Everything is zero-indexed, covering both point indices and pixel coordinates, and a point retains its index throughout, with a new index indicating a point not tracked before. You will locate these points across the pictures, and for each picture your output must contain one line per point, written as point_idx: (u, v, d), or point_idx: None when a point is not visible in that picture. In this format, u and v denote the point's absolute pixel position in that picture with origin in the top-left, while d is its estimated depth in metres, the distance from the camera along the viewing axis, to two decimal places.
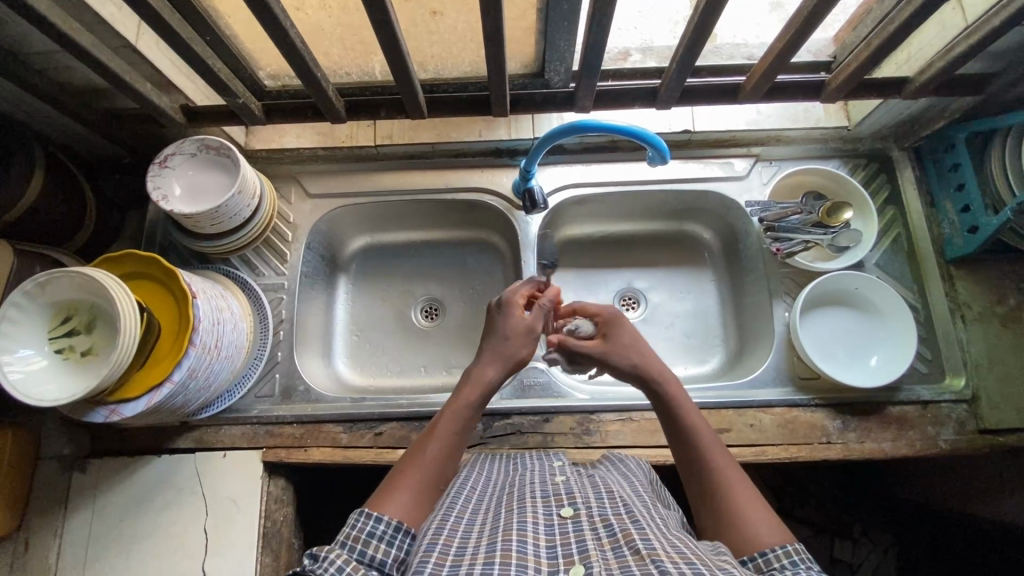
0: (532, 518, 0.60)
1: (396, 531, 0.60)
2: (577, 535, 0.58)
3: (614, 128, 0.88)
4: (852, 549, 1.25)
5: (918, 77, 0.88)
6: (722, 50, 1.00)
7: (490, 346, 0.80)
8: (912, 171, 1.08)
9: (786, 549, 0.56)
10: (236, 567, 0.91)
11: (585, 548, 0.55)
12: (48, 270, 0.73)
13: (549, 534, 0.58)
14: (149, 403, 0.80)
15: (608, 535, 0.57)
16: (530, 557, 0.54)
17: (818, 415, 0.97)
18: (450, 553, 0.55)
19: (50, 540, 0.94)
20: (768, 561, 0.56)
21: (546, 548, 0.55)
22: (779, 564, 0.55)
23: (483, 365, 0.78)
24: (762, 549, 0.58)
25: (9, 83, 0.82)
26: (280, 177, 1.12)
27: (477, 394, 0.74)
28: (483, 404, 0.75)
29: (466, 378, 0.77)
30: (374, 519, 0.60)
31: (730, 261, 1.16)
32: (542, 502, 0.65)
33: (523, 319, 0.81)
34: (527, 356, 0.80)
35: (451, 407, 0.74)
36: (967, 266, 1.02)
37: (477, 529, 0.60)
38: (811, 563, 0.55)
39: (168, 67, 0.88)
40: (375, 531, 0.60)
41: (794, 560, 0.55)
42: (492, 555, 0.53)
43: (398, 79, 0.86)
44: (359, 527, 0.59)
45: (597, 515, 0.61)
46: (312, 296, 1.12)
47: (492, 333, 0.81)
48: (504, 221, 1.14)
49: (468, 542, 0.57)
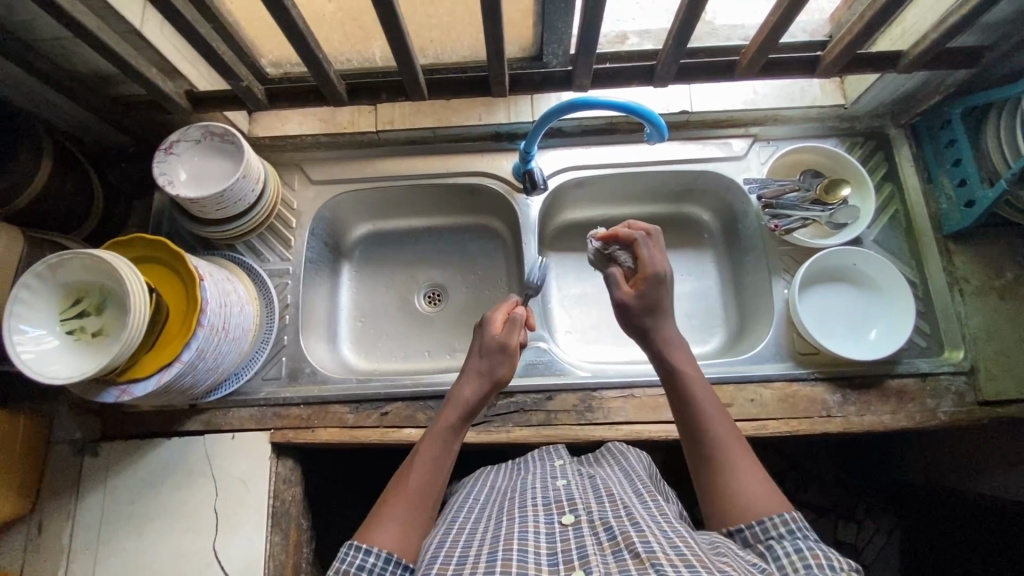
0: (534, 527, 0.63)
1: (387, 563, 0.63)
2: (578, 541, 0.60)
3: (613, 106, 0.89)
4: (855, 531, 1.28)
5: (912, 50, 0.89)
6: (719, 32, 1.01)
7: (469, 369, 0.84)
8: (909, 148, 1.09)
9: (783, 517, 0.62)
10: (246, 547, 0.93)
11: (586, 554, 0.57)
12: (57, 252, 0.75)
13: (550, 541, 0.61)
14: (160, 382, 0.82)
15: (608, 539, 0.59)
16: (531, 564, 0.56)
17: (818, 388, 0.98)
18: (454, 564, 0.58)
19: (62, 522, 0.95)
20: (766, 529, 0.62)
21: (548, 555, 0.58)
22: (776, 532, 0.61)
23: (461, 386, 0.82)
24: (758, 518, 0.64)
25: (18, 68, 0.83)
26: (283, 164, 1.14)
27: (457, 417, 0.77)
28: (464, 422, 0.78)
29: (446, 406, 0.80)
30: (364, 551, 0.62)
31: (729, 241, 1.17)
32: (543, 510, 0.67)
33: (496, 338, 0.85)
34: (506, 376, 0.84)
35: (431, 436, 0.76)
36: (964, 240, 1.03)
37: (478, 541, 0.63)
38: (807, 530, 0.61)
39: (173, 52, 0.90)
40: (364, 564, 0.62)
41: (791, 529, 0.61)
42: (493, 564, 0.56)
43: (398, 60, 0.87)
44: (349, 561, 0.62)
45: (598, 520, 0.63)
46: (316, 282, 1.14)
47: (473, 353, 0.86)
48: (505, 205, 1.15)
49: (471, 552, 0.60)
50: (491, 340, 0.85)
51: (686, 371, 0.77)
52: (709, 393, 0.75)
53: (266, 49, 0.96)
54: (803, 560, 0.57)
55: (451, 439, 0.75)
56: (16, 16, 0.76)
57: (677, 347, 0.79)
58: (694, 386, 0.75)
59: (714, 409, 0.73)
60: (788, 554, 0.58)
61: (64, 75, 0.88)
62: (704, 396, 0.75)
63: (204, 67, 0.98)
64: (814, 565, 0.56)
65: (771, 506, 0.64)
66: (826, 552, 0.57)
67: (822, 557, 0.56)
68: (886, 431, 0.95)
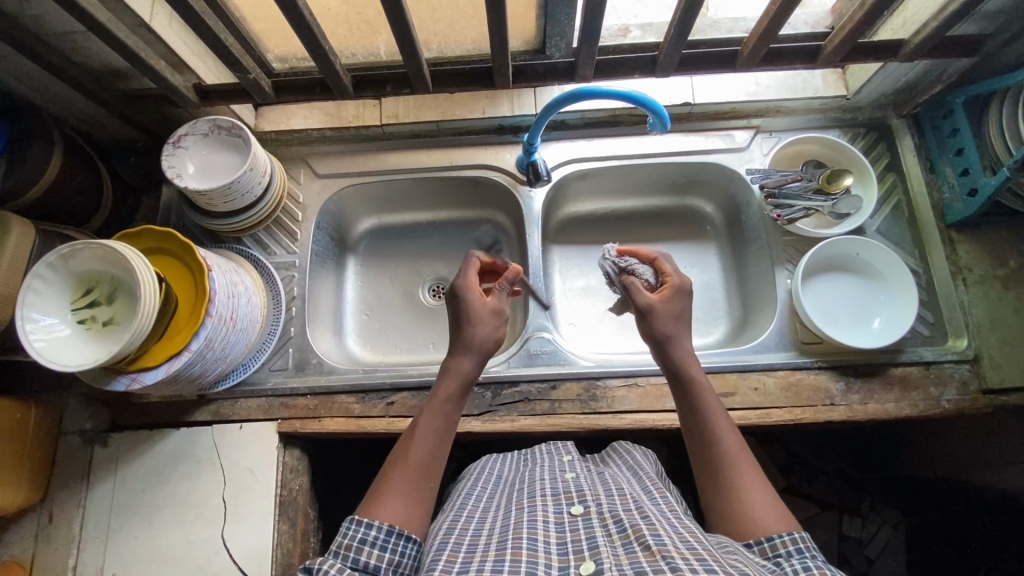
0: (544, 517, 0.64)
1: (389, 535, 0.63)
2: (588, 531, 0.60)
3: (616, 94, 0.90)
4: (860, 526, 1.27)
5: (913, 39, 0.90)
6: (720, 24, 1.02)
7: (462, 338, 0.81)
8: (911, 138, 1.09)
9: (791, 536, 0.62)
10: (254, 535, 0.94)
11: (596, 545, 0.58)
12: (70, 242, 0.76)
13: (560, 531, 0.61)
14: (169, 371, 0.82)
15: (619, 531, 0.60)
16: (540, 554, 0.57)
17: (822, 377, 0.98)
18: (463, 551, 0.60)
19: (73, 510, 0.96)
20: (774, 546, 0.62)
21: (558, 545, 0.59)
22: (784, 550, 0.61)
23: (457, 356, 0.80)
24: (769, 535, 0.63)
25: (29, 61, 0.85)
26: (289, 159, 1.15)
27: (453, 389, 0.77)
28: (464, 394, 0.78)
29: (442, 376, 0.78)
30: (366, 525, 0.63)
31: (732, 232, 1.18)
32: (552, 499, 0.68)
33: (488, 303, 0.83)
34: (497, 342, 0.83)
35: (431, 407, 0.76)
36: (968, 229, 1.03)
37: (487, 528, 0.64)
38: (815, 551, 0.60)
39: (181, 45, 0.91)
40: (367, 537, 0.62)
41: (800, 548, 0.61)
42: (503, 552, 0.57)
43: (404, 54, 0.89)
44: (350, 535, 0.62)
45: (608, 512, 0.64)
46: (322, 275, 1.15)
47: (459, 320, 0.83)
48: (509, 198, 1.16)
49: (481, 540, 0.61)
50: (486, 310, 0.83)
51: (694, 374, 0.78)
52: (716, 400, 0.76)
53: (272, 44, 0.97)
54: None
55: (453, 410, 0.75)
56: (30, 10, 0.78)
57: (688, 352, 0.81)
58: (704, 400, 0.76)
59: (722, 419, 0.74)
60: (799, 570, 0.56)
61: (75, 68, 0.90)
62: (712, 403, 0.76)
63: (211, 61, 1.00)
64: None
65: (780, 524, 0.65)
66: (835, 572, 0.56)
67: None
68: (890, 419, 0.95)
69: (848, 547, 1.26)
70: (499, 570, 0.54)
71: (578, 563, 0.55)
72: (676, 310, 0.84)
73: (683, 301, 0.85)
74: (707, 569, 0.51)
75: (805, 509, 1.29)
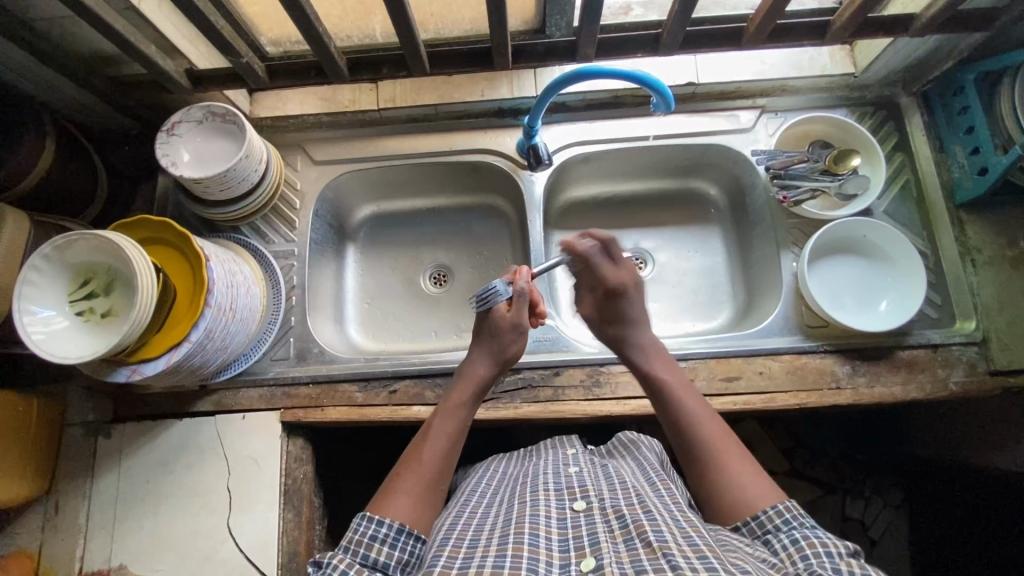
0: (545, 512, 0.63)
1: (400, 534, 0.63)
2: (589, 527, 0.60)
3: (618, 74, 0.87)
4: (863, 506, 1.28)
5: (925, 12, 0.87)
6: (725, 1, 1.00)
7: (480, 346, 0.85)
8: (921, 117, 1.07)
9: (777, 508, 0.62)
10: (260, 524, 0.94)
11: (597, 541, 0.57)
12: (66, 232, 0.75)
13: (562, 526, 0.61)
14: (169, 362, 0.81)
15: (620, 527, 0.59)
16: (542, 550, 0.57)
17: (828, 361, 0.97)
18: (464, 546, 0.59)
19: (79, 501, 0.97)
20: (762, 523, 0.62)
21: (559, 541, 0.58)
22: (772, 525, 0.61)
23: (473, 363, 0.84)
24: (754, 512, 0.63)
25: (15, 46, 0.83)
26: (285, 146, 1.13)
27: (469, 393, 0.80)
28: (476, 401, 0.80)
29: (459, 382, 0.82)
30: (376, 522, 0.63)
31: (737, 215, 1.16)
32: (555, 494, 0.68)
33: (508, 316, 0.85)
34: (517, 354, 0.85)
35: (447, 406, 0.78)
36: (978, 210, 1.01)
37: (490, 524, 0.64)
38: (801, 518, 0.61)
39: (171, 29, 0.89)
40: (377, 534, 0.62)
41: (786, 519, 0.60)
42: (504, 548, 0.57)
43: (400, 36, 0.86)
44: (361, 531, 0.63)
45: (610, 507, 0.63)
46: (323, 263, 1.14)
47: (480, 330, 0.86)
48: (509, 182, 1.15)
49: (483, 535, 0.61)
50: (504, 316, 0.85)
51: (667, 377, 0.80)
52: (696, 397, 0.77)
53: (266, 26, 0.95)
54: (800, 551, 0.56)
55: (466, 414, 0.77)
56: None
57: (653, 353, 0.84)
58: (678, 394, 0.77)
59: (698, 409, 0.75)
60: (786, 546, 0.58)
61: (64, 55, 0.88)
62: (691, 402, 0.76)
63: (203, 46, 0.98)
64: (811, 555, 0.55)
65: (766, 499, 0.64)
66: (823, 539, 0.57)
67: (819, 545, 0.56)
68: (896, 402, 0.95)
69: (849, 530, 1.27)
70: (500, 566, 0.54)
71: (579, 560, 0.54)
72: (612, 316, 0.89)
73: (624, 304, 0.88)
74: (709, 568, 0.50)
75: (808, 492, 1.29)
